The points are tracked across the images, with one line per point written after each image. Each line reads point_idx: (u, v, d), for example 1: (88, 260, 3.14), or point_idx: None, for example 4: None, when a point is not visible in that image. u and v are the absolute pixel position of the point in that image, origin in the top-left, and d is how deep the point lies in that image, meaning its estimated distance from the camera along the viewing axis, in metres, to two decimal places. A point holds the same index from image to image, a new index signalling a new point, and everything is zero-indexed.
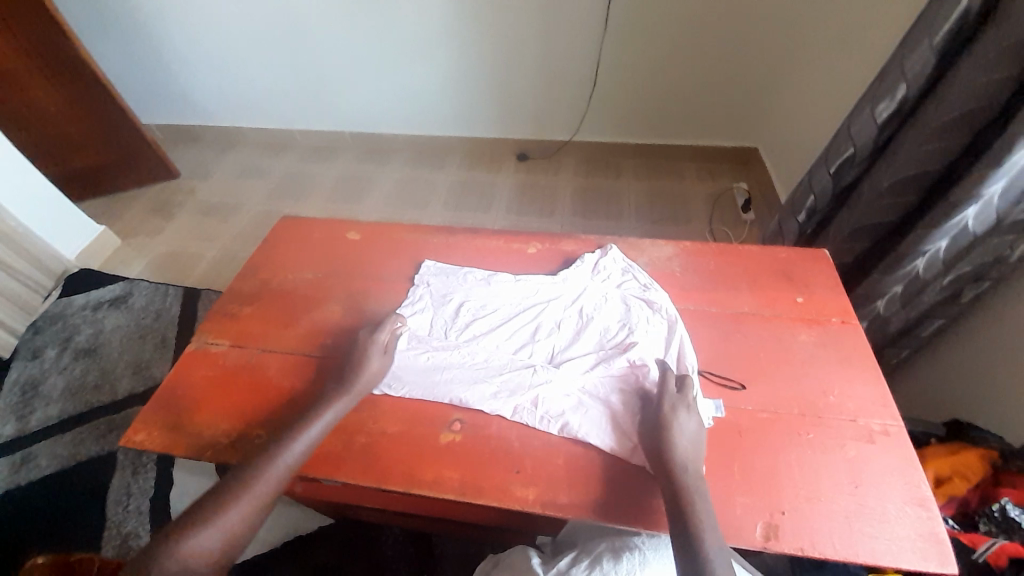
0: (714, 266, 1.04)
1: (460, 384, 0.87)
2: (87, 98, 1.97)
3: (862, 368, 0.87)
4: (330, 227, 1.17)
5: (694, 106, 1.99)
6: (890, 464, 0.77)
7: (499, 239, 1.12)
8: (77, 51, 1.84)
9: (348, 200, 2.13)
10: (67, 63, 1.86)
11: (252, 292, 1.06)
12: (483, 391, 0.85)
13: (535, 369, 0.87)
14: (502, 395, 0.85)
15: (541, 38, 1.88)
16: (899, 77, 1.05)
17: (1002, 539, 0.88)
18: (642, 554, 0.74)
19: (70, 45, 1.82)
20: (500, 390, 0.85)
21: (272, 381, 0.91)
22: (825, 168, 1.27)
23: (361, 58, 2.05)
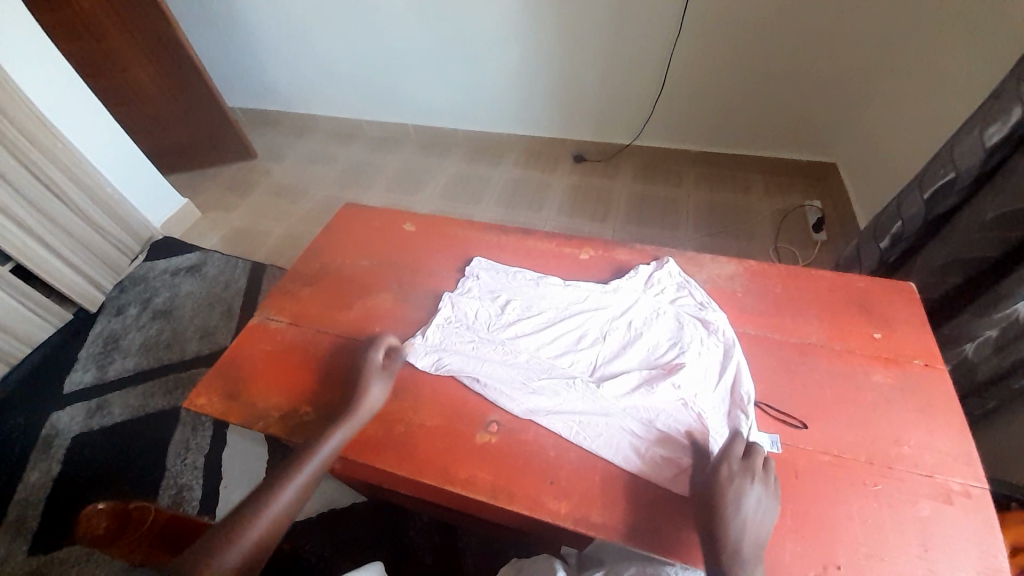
0: (781, 289, 0.97)
1: (498, 386, 0.86)
2: (183, 82, 2.14)
3: (946, 420, 0.78)
4: (388, 217, 1.20)
5: (770, 116, 1.87)
6: (970, 530, 0.69)
7: (552, 241, 1.10)
8: (178, 39, 2.00)
9: (406, 190, 2.19)
10: (169, 48, 2.03)
11: (311, 273, 1.11)
12: (520, 396, 0.84)
13: (575, 380, 0.84)
14: (539, 404, 0.83)
15: (611, 38, 1.83)
16: (1016, 98, 0.93)
17: None
18: None
19: (173, 33, 1.98)
20: (537, 398, 0.84)
21: (321, 362, 0.95)
22: (917, 192, 1.15)
23: (430, 52, 2.09)
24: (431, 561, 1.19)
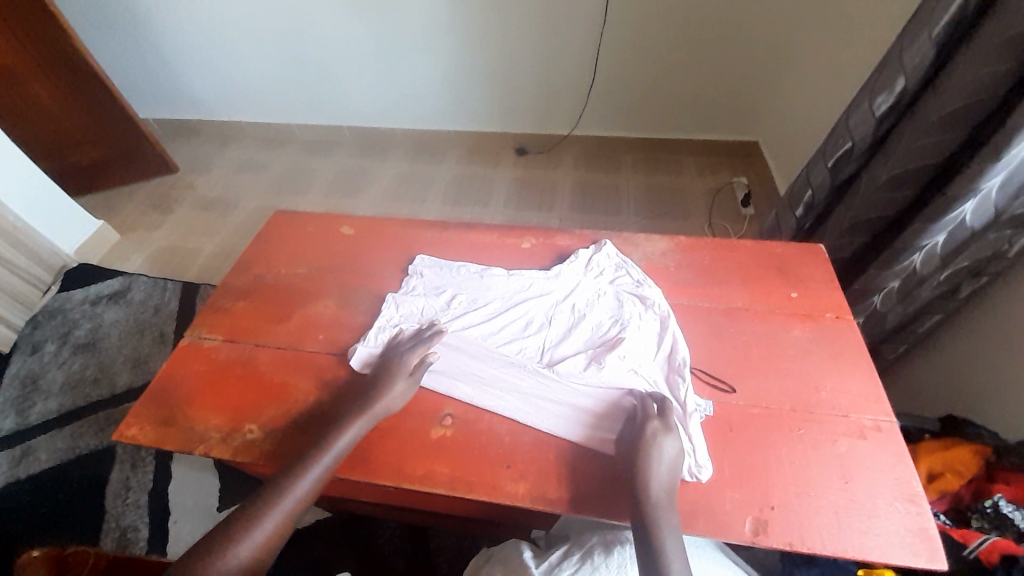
0: (708, 260, 1.03)
1: (450, 380, 0.87)
2: (85, 94, 1.97)
3: (856, 363, 0.87)
4: (323, 222, 1.16)
5: (693, 99, 1.98)
6: (882, 460, 0.77)
7: (494, 233, 1.11)
8: (77, 48, 1.84)
9: (347, 194, 2.13)
10: (66, 59, 1.86)
11: (245, 286, 1.06)
12: (473, 387, 0.86)
13: (524, 368, 0.87)
14: (492, 393, 0.85)
15: (538, 30, 1.86)
16: (898, 70, 1.04)
17: (994, 535, 0.82)
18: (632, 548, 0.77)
19: (70, 42, 1.82)
20: (489, 387, 0.86)
21: (263, 377, 0.91)
22: (822, 161, 1.25)
23: (358, 50, 2.03)
24: (405, 566, 1.18)
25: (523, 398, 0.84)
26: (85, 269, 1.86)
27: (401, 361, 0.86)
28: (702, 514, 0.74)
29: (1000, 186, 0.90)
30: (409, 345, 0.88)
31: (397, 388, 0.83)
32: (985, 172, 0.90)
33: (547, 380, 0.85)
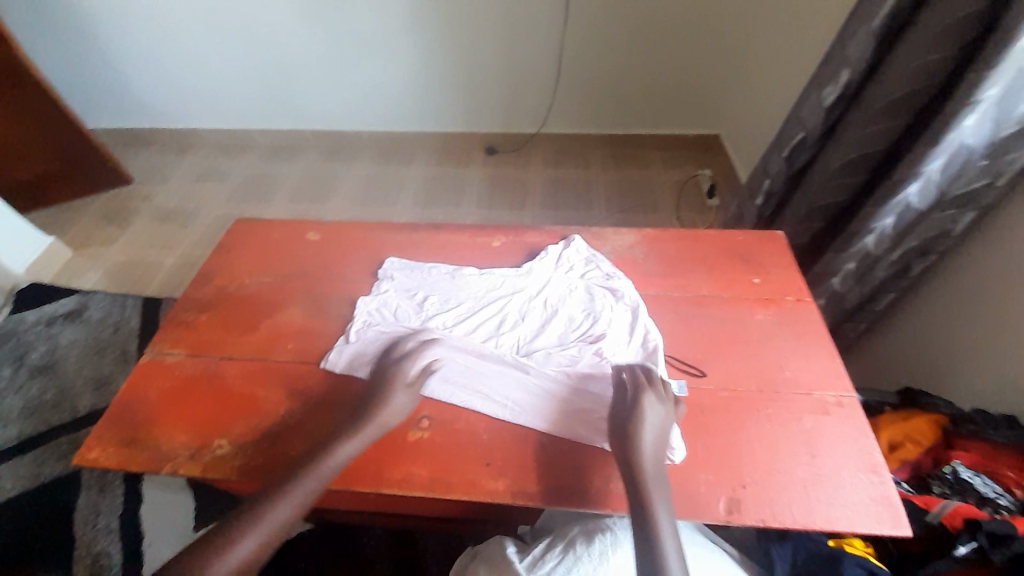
0: (674, 251, 1.05)
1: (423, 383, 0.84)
2: (30, 104, 1.87)
3: (816, 343, 0.90)
4: (287, 229, 1.13)
5: (656, 93, 2.02)
6: (844, 433, 0.80)
7: (464, 233, 1.11)
8: (19, 56, 1.76)
9: (313, 200, 2.08)
10: (6, 67, 1.77)
11: (208, 298, 1.03)
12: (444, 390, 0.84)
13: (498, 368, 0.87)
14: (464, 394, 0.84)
15: (501, 27, 1.87)
16: (842, 62, 1.08)
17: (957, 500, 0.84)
18: (613, 535, 0.78)
19: (12, 52, 1.74)
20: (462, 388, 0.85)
21: (231, 390, 0.89)
22: (778, 152, 1.29)
23: (319, 51, 1.99)
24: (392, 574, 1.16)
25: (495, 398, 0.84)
26: (36, 289, 1.76)
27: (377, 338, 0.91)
28: (677, 496, 0.76)
29: (940, 168, 0.96)
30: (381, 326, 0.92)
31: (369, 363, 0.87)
32: (926, 157, 0.95)
33: (520, 380, 0.85)
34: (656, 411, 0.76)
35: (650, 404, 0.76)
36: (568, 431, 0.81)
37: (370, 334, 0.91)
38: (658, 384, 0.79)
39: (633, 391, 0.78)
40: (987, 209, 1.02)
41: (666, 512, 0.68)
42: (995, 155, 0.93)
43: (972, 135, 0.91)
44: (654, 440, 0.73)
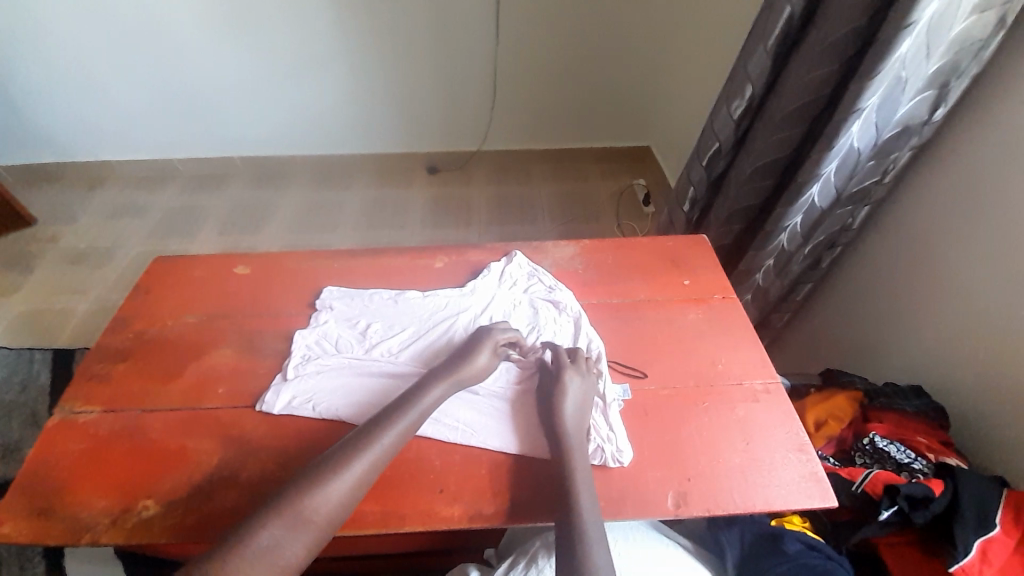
0: (611, 260, 1.10)
1: (389, 428, 0.75)
2: None
3: (744, 336, 0.97)
4: (215, 264, 1.07)
5: (587, 109, 2.12)
6: (773, 417, 0.87)
7: (405, 256, 1.10)
8: None
9: (246, 230, 1.98)
10: None
11: (126, 346, 0.95)
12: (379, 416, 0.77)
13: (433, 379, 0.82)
14: (399, 415, 0.77)
15: (433, 49, 1.91)
16: (744, 78, 1.18)
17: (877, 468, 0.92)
18: None
19: None
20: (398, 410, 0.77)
21: (157, 443, 0.82)
22: (696, 161, 1.38)
23: (246, 74, 1.95)
24: None
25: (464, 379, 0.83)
26: None
27: (319, 371, 0.88)
28: (630, 497, 0.78)
29: (836, 170, 1.08)
30: (321, 358, 0.90)
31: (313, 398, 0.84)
32: (823, 159, 1.06)
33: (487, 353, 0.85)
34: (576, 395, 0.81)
35: (571, 380, 0.83)
36: (521, 446, 0.81)
37: (310, 367, 0.88)
38: (580, 361, 0.86)
39: (554, 388, 0.82)
40: (877, 203, 1.17)
41: (591, 509, 0.73)
42: (880, 156, 1.06)
43: (860, 140, 1.03)
44: (576, 411, 0.81)
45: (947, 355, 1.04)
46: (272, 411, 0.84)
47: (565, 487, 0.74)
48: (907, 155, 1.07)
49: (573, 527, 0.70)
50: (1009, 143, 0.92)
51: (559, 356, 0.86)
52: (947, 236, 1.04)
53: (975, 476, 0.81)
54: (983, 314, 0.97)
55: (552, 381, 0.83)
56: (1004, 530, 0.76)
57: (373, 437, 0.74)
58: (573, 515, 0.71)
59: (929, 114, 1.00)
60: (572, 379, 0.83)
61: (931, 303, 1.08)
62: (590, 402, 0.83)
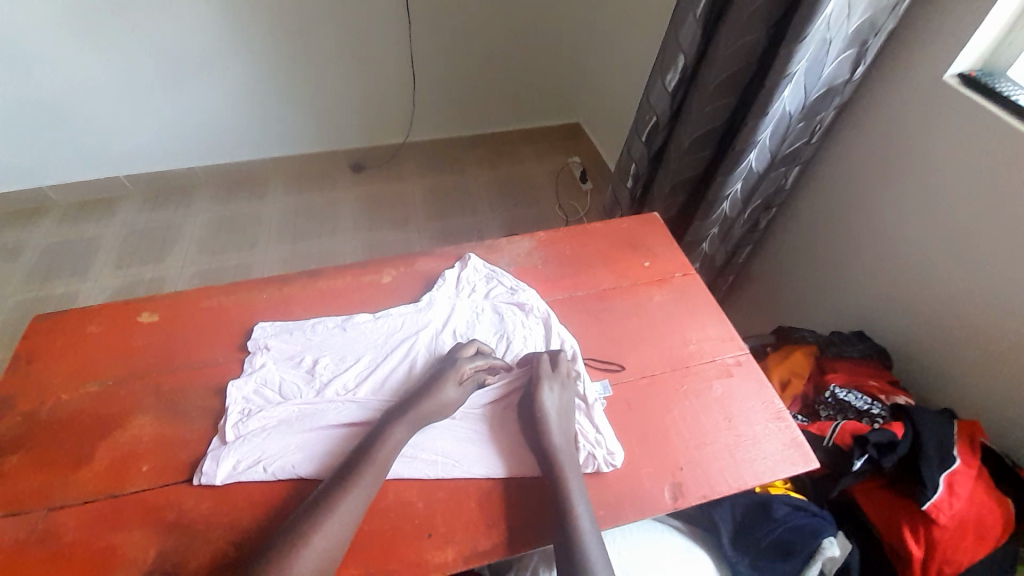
0: (570, 250, 1.05)
1: (354, 485, 0.68)
2: None
3: (709, 312, 0.97)
4: (113, 314, 0.90)
5: (515, 90, 2.04)
6: (749, 389, 0.87)
7: (346, 275, 0.98)
8: None
9: (147, 260, 1.72)
10: None
11: (10, 433, 0.76)
12: (338, 474, 0.69)
13: (390, 420, 0.74)
14: (363, 469, 0.69)
15: (341, 36, 1.73)
16: (676, 48, 1.16)
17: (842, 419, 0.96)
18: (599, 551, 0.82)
19: None
20: (359, 463, 0.69)
21: (74, 549, 0.67)
22: (636, 137, 1.36)
23: (119, 79, 1.66)
24: None
25: (430, 413, 0.76)
26: None
27: (265, 424, 0.76)
28: (627, 500, 0.75)
29: (771, 135, 1.10)
30: (266, 408, 0.78)
31: (262, 458, 0.73)
32: (759, 126, 1.07)
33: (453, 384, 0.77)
34: (558, 404, 0.77)
35: (547, 393, 0.77)
36: (509, 469, 0.75)
37: (254, 422, 0.76)
38: (560, 367, 0.81)
39: (534, 398, 0.78)
40: (806, 163, 1.22)
41: (589, 520, 0.69)
42: (808, 118, 1.09)
43: (791, 103, 1.05)
44: (560, 421, 0.76)
45: (884, 301, 1.12)
46: (215, 482, 0.72)
47: (560, 504, 0.70)
48: (832, 115, 1.11)
49: (574, 545, 0.66)
50: (925, 98, 0.98)
51: (537, 369, 0.80)
52: (873, 190, 1.11)
53: (930, 416, 0.90)
54: (913, 260, 1.05)
55: (531, 395, 0.78)
56: (963, 461, 0.85)
57: (336, 499, 0.66)
58: (573, 533, 0.67)
59: (850, 73, 1.03)
60: (549, 390, 0.78)
61: (864, 253, 1.15)
62: (573, 407, 0.79)
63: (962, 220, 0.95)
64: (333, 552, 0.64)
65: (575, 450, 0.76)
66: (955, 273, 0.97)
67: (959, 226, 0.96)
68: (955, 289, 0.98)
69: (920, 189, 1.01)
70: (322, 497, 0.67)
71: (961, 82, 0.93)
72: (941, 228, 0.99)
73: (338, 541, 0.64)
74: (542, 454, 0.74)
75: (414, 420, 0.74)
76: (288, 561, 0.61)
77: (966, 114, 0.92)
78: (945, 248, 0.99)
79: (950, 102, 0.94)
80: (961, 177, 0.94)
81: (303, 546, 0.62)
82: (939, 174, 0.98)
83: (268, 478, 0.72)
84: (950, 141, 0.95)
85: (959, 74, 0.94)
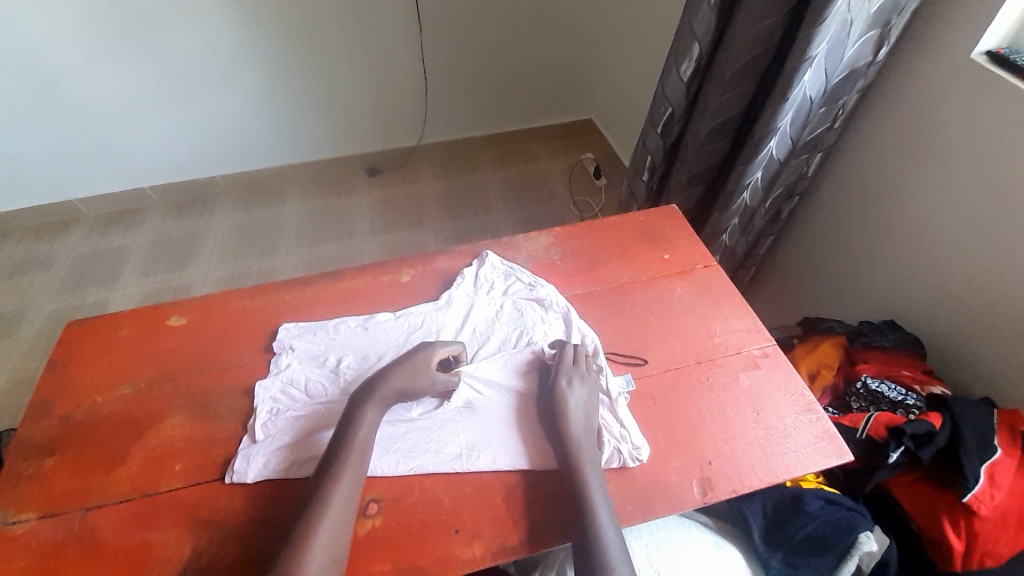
0: (587, 245, 1.04)
1: (340, 477, 0.68)
2: None
3: (732, 304, 0.95)
4: (143, 317, 0.92)
5: (527, 88, 2.04)
6: (776, 381, 0.85)
7: (366, 275, 0.99)
8: None
9: (172, 267, 1.77)
10: None
11: (50, 435, 0.79)
12: (322, 465, 0.69)
13: (370, 405, 0.74)
14: (345, 458, 0.69)
15: (355, 43, 1.75)
16: (691, 37, 1.14)
17: (875, 410, 0.93)
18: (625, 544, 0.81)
19: None
20: (340, 451, 0.69)
21: (110, 546, 0.69)
22: (651, 129, 1.33)
23: (143, 93, 1.72)
24: None
25: (399, 395, 0.77)
26: None
27: (293, 423, 0.77)
28: (654, 492, 0.74)
29: (791, 121, 1.07)
30: (294, 407, 0.79)
31: (292, 456, 0.74)
32: (778, 112, 1.05)
33: (424, 367, 0.78)
34: (578, 398, 0.77)
35: (569, 388, 0.77)
36: (530, 463, 0.75)
37: (283, 421, 0.78)
38: (580, 361, 0.81)
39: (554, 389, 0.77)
40: (829, 149, 1.18)
41: (609, 516, 0.68)
42: (830, 102, 1.06)
43: (811, 88, 1.02)
44: (581, 416, 0.76)
45: (914, 289, 1.08)
46: (244, 480, 0.73)
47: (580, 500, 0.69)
48: (854, 99, 1.07)
49: (600, 540, 0.65)
50: (950, 78, 0.94)
51: (560, 361, 0.80)
52: (898, 173, 1.07)
53: (968, 405, 0.87)
54: (944, 245, 1.01)
55: (552, 387, 0.78)
56: (1005, 450, 0.82)
57: (327, 493, 0.66)
58: (594, 530, 0.66)
59: (873, 54, 1.00)
60: (576, 382, 0.78)
61: (890, 239, 1.11)
62: (595, 401, 0.79)
63: (996, 202, 0.91)
64: (338, 543, 0.64)
65: (596, 445, 0.75)
66: (988, 257, 0.94)
67: (991, 209, 0.92)
68: (989, 273, 0.94)
69: (949, 171, 0.98)
70: (313, 491, 0.67)
71: (989, 59, 0.90)
72: (972, 210, 0.95)
73: (341, 532, 0.65)
74: (562, 449, 0.73)
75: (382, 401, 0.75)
76: (299, 556, 0.61)
77: (994, 92, 0.88)
78: (977, 231, 0.95)
79: (978, 81, 0.90)
80: (991, 157, 0.91)
81: (309, 542, 0.62)
82: (968, 156, 0.94)
83: (298, 476, 0.73)
84: (979, 120, 0.91)
85: (987, 51, 0.90)
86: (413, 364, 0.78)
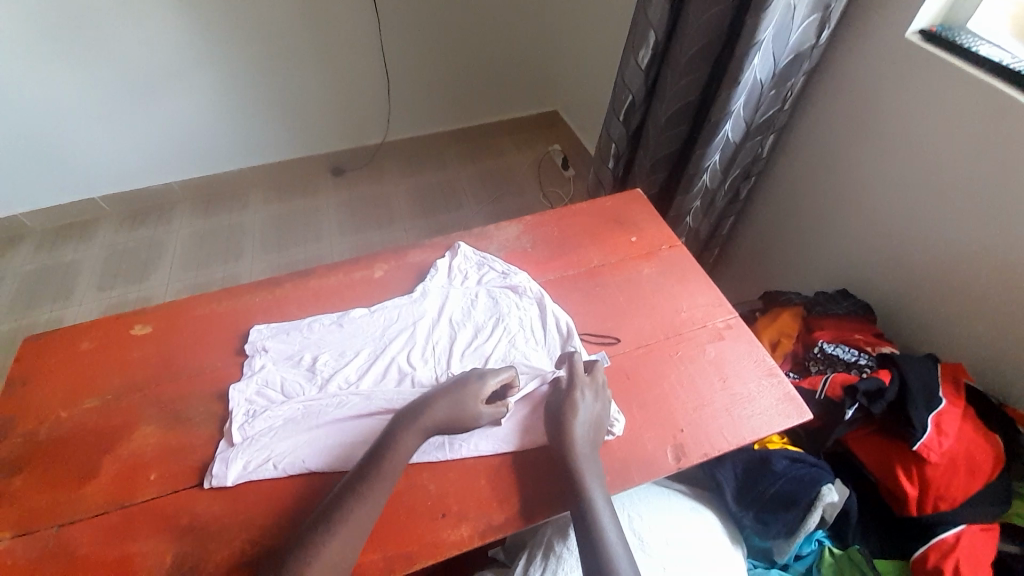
0: (557, 232, 1.07)
1: (367, 494, 0.67)
2: None
3: (698, 280, 0.99)
4: (105, 330, 0.89)
5: (491, 80, 2.04)
6: (741, 349, 0.90)
7: (339, 272, 0.98)
8: None
9: (132, 279, 1.70)
10: None
11: (9, 457, 0.75)
12: (352, 480, 0.69)
13: (402, 424, 0.72)
14: (380, 478, 0.69)
15: (312, 40, 1.71)
16: (647, 25, 1.18)
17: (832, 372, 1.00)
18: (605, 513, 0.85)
19: None
20: (375, 469, 0.69)
21: (87, 562, 0.67)
22: (613, 117, 1.36)
23: (85, 97, 1.62)
24: None
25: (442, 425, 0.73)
26: None
27: (270, 425, 0.77)
28: (631, 462, 0.78)
29: (743, 104, 1.12)
30: (271, 407, 0.78)
31: (273, 456, 0.74)
32: (732, 95, 1.09)
33: (475, 397, 0.74)
34: (588, 410, 0.75)
35: (582, 400, 0.76)
36: (517, 443, 0.77)
37: (260, 423, 0.77)
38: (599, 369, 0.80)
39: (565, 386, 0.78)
40: (780, 130, 1.24)
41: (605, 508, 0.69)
42: (779, 85, 1.12)
43: (760, 71, 1.07)
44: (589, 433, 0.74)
45: (863, 258, 1.15)
46: (227, 484, 0.72)
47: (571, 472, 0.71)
48: (801, 81, 1.13)
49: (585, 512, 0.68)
50: (889, 57, 1.01)
51: (573, 369, 0.79)
52: (845, 150, 1.14)
53: (916, 363, 0.94)
54: (888, 215, 1.08)
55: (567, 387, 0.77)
56: (950, 401, 0.89)
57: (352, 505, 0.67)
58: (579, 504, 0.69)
59: (815, 38, 1.06)
60: (584, 395, 0.76)
61: (840, 213, 1.18)
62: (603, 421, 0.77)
63: (932, 173, 0.98)
64: (350, 551, 0.65)
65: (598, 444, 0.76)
66: (926, 225, 1.01)
67: (928, 179, 0.99)
68: (928, 238, 1.01)
69: (889, 145, 1.05)
70: (333, 506, 0.67)
71: (922, 38, 0.96)
72: (913, 182, 1.02)
73: (355, 540, 0.65)
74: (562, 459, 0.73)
75: (420, 418, 0.72)
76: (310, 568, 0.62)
77: (928, 70, 0.95)
78: (916, 201, 1.02)
79: (913, 59, 0.97)
80: (927, 131, 0.98)
81: (319, 549, 0.63)
82: (906, 131, 1.01)
83: (280, 476, 0.73)
84: (915, 96, 0.98)
85: (920, 30, 0.97)
86: (459, 394, 0.74)
